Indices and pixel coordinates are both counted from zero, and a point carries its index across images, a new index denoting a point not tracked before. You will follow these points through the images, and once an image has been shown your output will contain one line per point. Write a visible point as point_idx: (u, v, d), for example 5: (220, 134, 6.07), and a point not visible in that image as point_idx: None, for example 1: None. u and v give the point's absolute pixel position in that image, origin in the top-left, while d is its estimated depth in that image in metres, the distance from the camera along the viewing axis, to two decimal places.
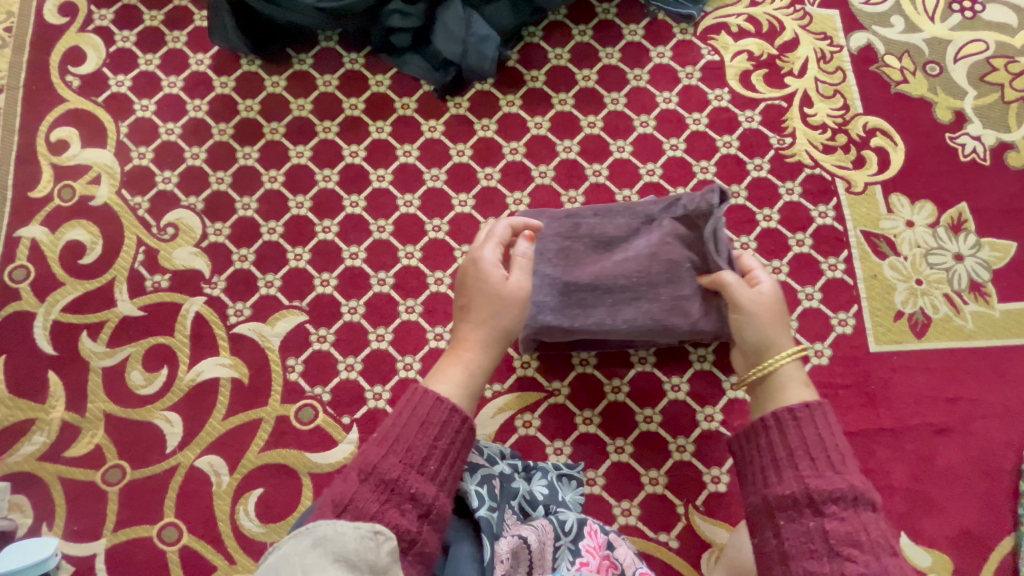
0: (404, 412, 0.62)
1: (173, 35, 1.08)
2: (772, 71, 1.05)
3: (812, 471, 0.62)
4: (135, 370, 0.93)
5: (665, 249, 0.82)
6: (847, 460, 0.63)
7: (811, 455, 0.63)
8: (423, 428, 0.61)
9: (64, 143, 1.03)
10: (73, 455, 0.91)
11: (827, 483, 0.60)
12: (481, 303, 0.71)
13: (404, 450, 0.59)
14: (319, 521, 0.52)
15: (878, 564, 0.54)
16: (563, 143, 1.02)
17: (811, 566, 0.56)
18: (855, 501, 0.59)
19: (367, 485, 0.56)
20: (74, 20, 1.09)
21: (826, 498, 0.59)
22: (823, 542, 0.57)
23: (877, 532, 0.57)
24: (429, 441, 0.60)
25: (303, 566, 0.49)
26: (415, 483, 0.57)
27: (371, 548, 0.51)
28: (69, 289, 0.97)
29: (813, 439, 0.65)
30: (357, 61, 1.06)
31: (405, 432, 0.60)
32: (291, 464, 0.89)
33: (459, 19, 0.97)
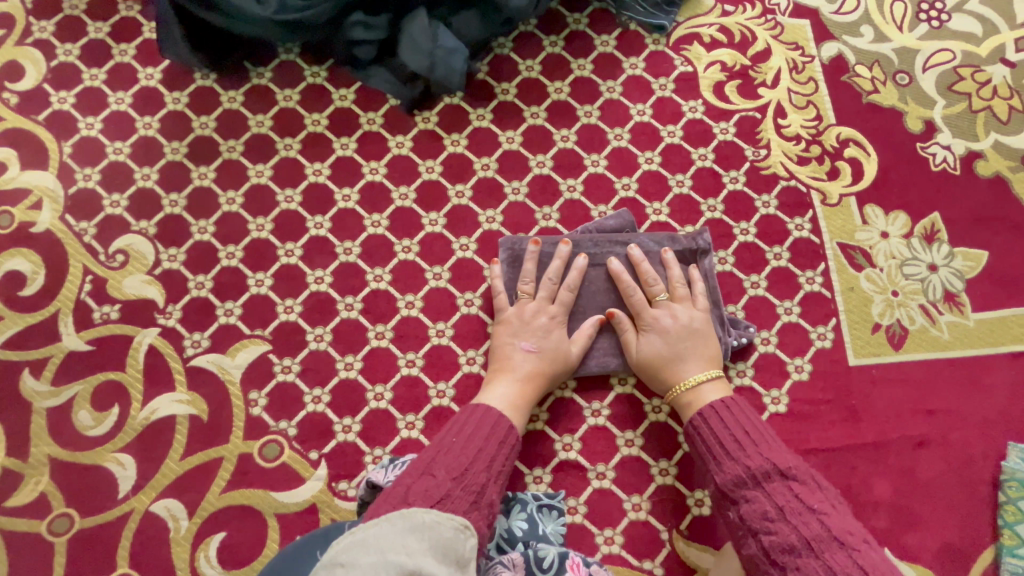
0: (487, 428, 0.73)
1: (120, 48, 1.01)
2: (746, 82, 1.04)
3: (718, 467, 0.74)
4: (83, 410, 0.87)
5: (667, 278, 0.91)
6: (754, 441, 0.73)
7: (717, 449, 0.75)
8: (501, 446, 0.72)
9: (2, 166, 0.96)
10: (15, 505, 0.84)
11: (730, 472, 0.72)
12: (547, 342, 0.85)
13: (486, 463, 0.70)
14: (419, 508, 0.59)
15: (787, 531, 0.64)
16: (536, 158, 0.99)
17: (748, 550, 0.68)
18: (762, 478, 0.70)
19: (458, 487, 0.65)
20: (11, 33, 1.01)
21: (735, 487, 0.71)
22: (743, 526, 0.68)
23: (782, 497, 0.67)
24: (503, 458, 0.72)
25: (405, 547, 0.53)
26: (493, 495, 0.68)
27: (463, 540, 0.58)
28: (8, 323, 0.90)
29: (714, 434, 0.76)
30: (319, 75, 1.01)
31: (486, 447, 0.71)
32: (255, 505, 0.84)
33: (423, 31, 0.93)
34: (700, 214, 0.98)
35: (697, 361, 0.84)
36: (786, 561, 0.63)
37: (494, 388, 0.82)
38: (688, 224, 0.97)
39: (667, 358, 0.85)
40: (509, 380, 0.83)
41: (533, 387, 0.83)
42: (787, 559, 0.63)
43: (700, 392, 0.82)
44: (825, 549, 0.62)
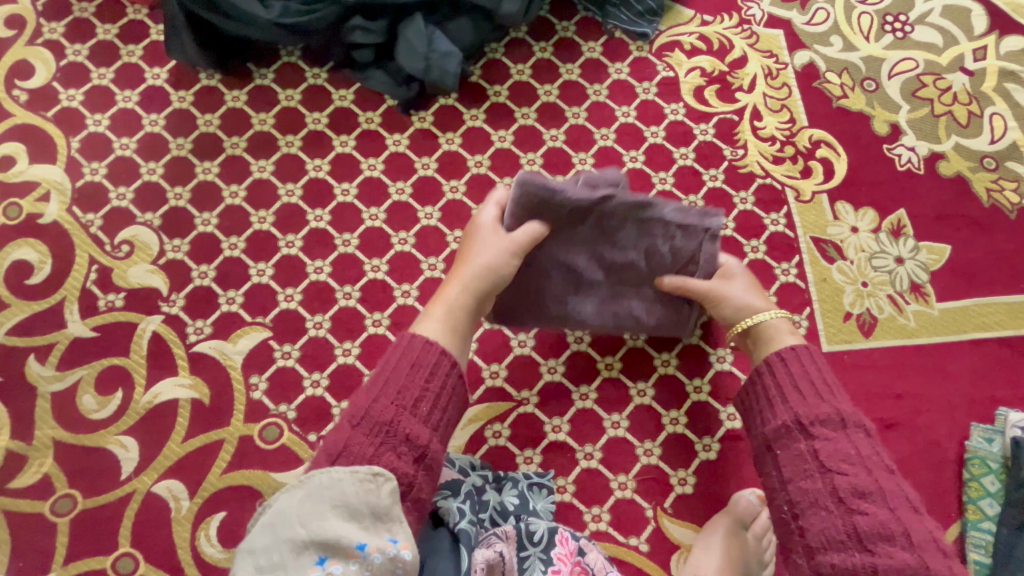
0: (398, 358, 0.69)
1: (128, 48, 1.05)
2: (724, 87, 1.11)
3: (802, 404, 0.71)
4: (87, 394, 0.89)
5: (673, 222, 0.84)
6: (832, 391, 0.72)
7: (802, 390, 0.73)
8: (414, 373, 0.68)
9: (10, 159, 0.99)
10: (19, 486, 0.86)
11: (816, 411, 0.70)
12: (481, 249, 0.82)
13: (395, 395, 0.66)
14: (314, 472, 0.57)
15: (865, 475, 0.64)
16: (527, 156, 1.04)
17: (808, 485, 0.66)
18: (846, 425, 0.68)
19: (361, 429, 0.63)
20: (22, 33, 1.05)
21: (816, 423, 0.69)
22: (815, 461, 0.67)
23: (866, 449, 0.66)
24: (419, 385, 0.68)
25: (301, 515, 0.54)
26: (408, 426, 0.64)
27: (370, 491, 0.57)
28: (14, 311, 0.92)
29: (802, 376, 0.74)
30: (320, 76, 1.06)
31: (396, 376, 0.67)
32: (255, 485, 0.87)
33: (419, 35, 0.99)
34: None
35: (762, 299, 0.86)
36: (857, 504, 0.62)
37: (434, 305, 0.80)
38: None
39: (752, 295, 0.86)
40: (445, 294, 0.81)
41: (457, 299, 0.80)
42: (859, 503, 0.62)
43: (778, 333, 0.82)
44: (897, 504, 0.62)
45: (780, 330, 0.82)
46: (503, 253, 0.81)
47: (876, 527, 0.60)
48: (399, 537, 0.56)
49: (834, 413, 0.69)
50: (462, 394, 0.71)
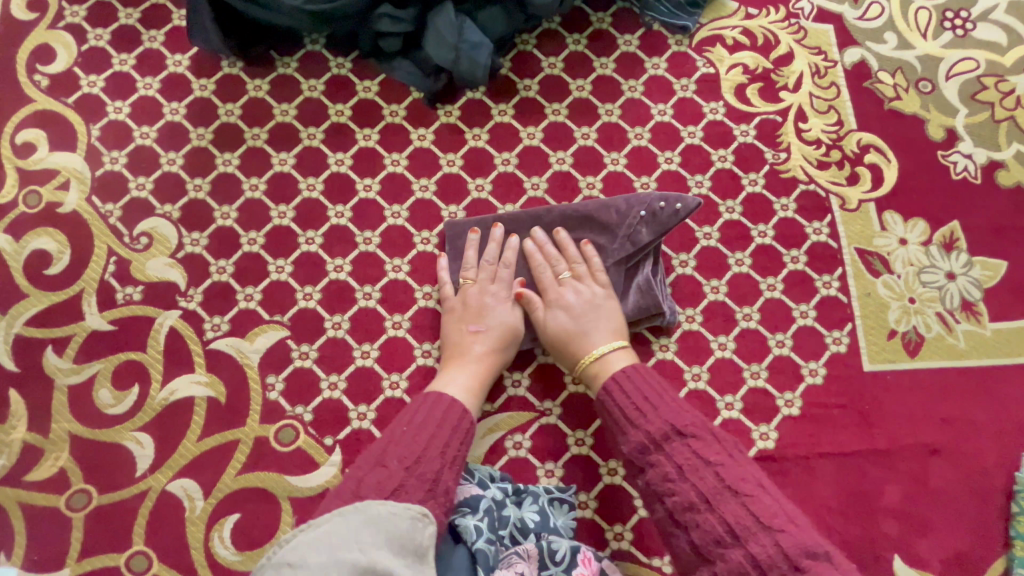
0: (437, 416, 0.73)
1: (150, 34, 1.03)
2: (767, 85, 1.04)
3: (622, 436, 0.74)
4: (104, 388, 0.88)
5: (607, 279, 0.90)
6: (645, 407, 0.73)
7: (618, 418, 0.75)
8: (455, 433, 0.72)
9: (31, 146, 0.98)
10: (35, 479, 0.85)
11: (633, 439, 0.72)
12: (484, 313, 0.87)
13: (440, 449, 0.70)
14: (373, 501, 0.62)
15: (687, 489, 0.66)
16: (557, 155, 1.00)
17: (654, 513, 0.69)
18: (662, 441, 0.70)
19: (414, 476, 0.66)
20: (44, 17, 1.03)
21: (640, 454, 0.71)
22: (650, 492, 0.69)
23: (683, 456, 0.68)
24: (457, 445, 0.72)
25: (361, 541, 0.58)
26: (449, 480, 0.68)
27: (418, 529, 0.61)
28: (34, 301, 0.91)
29: (623, 401, 0.75)
30: (344, 66, 1.02)
31: (440, 434, 0.71)
32: (269, 488, 0.85)
33: (449, 25, 0.94)
34: (719, 215, 0.98)
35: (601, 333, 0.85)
36: (687, 518, 0.65)
37: (449, 373, 0.83)
38: (707, 224, 0.98)
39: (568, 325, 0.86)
40: (461, 367, 0.84)
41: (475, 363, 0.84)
42: (688, 517, 0.65)
43: (607, 361, 0.83)
44: (720, 502, 0.64)
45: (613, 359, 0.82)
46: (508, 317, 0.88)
47: (706, 534, 0.63)
48: None
49: (639, 440, 0.72)
50: None
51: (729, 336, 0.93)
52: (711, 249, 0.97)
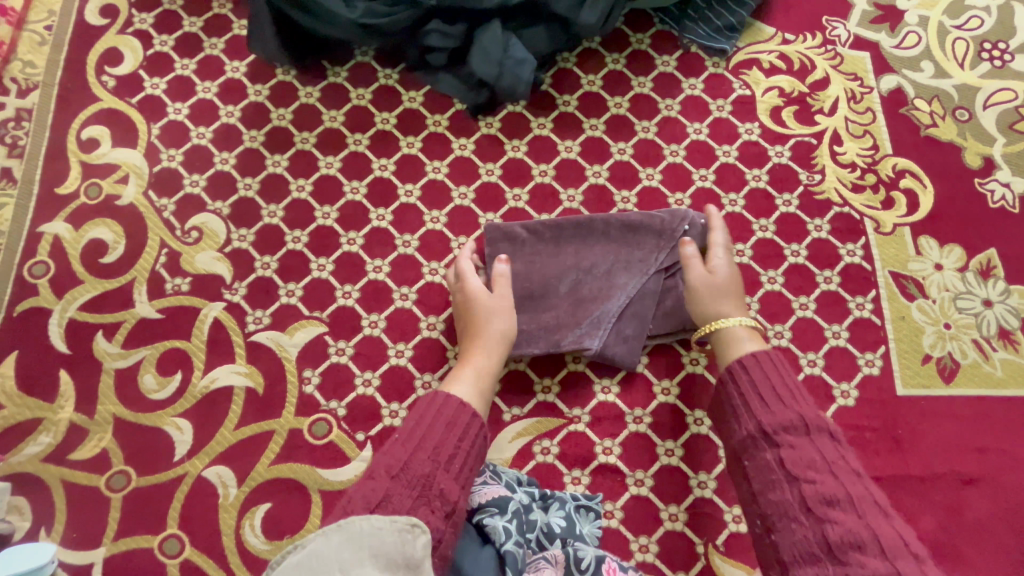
0: (431, 412, 0.69)
1: (211, 41, 1.09)
2: (803, 108, 1.06)
3: (763, 411, 0.70)
4: (148, 374, 0.92)
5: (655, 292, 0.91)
6: (797, 396, 0.71)
7: (762, 395, 0.72)
8: (449, 429, 0.67)
9: (95, 142, 1.03)
10: (78, 458, 0.88)
11: (778, 417, 0.68)
12: (496, 311, 0.86)
13: (432, 450, 0.65)
14: (354, 517, 0.55)
15: (833, 482, 0.61)
16: (593, 168, 1.03)
17: (776, 496, 0.63)
18: (811, 430, 0.66)
19: (400, 482, 0.61)
20: (115, 23, 1.10)
21: (779, 430, 0.67)
22: (781, 470, 0.64)
23: (832, 455, 0.64)
24: (453, 442, 0.67)
25: (339, 561, 0.50)
26: (443, 482, 0.63)
27: (407, 541, 0.54)
28: (87, 287, 0.96)
29: (769, 378, 0.73)
30: (391, 77, 1.06)
31: (431, 433, 0.66)
32: (301, 479, 0.87)
33: (495, 41, 0.98)
34: (752, 233, 1.00)
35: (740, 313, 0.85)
36: (824, 512, 0.59)
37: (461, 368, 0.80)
38: (740, 242, 0.99)
39: (722, 289, 0.86)
40: (473, 361, 0.81)
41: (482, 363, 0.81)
42: (825, 511, 0.59)
43: (741, 332, 0.82)
44: (869, 511, 0.58)
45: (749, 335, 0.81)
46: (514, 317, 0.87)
47: (846, 535, 0.56)
48: None
49: (786, 421, 0.68)
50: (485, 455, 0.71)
51: None
52: (744, 266, 0.98)
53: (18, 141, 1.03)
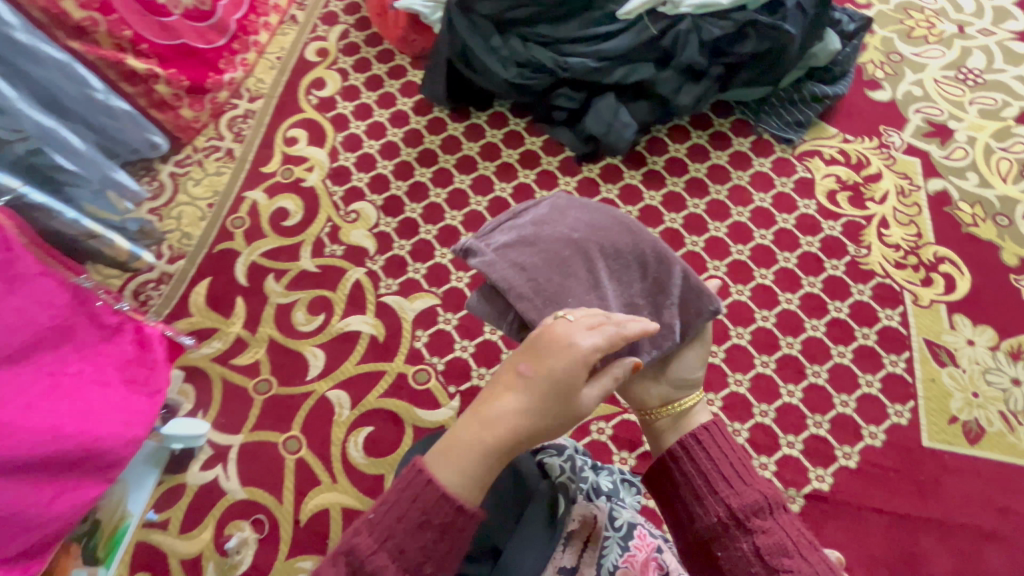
0: (408, 500, 0.52)
1: (391, 82, 1.45)
2: (856, 194, 1.26)
3: (730, 490, 0.62)
4: (300, 311, 1.18)
5: (649, 308, 0.72)
6: (750, 467, 0.65)
7: (722, 471, 0.64)
8: (422, 530, 0.51)
9: (295, 140, 1.38)
10: (237, 363, 1.13)
11: (745, 498, 0.61)
12: (517, 392, 0.57)
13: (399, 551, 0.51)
14: None
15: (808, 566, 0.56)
16: (670, 216, 1.26)
17: None
18: (774, 506, 0.61)
19: None
20: (325, 61, 1.49)
21: (751, 516, 0.60)
22: (760, 563, 0.58)
23: (793, 529, 0.60)
24: (429, 544, 0.51)
25: None
26: None
27: None
28: (269, 240, 1.26)
29: (721, 451, 0.65)
30: (520, 125, 1.37)
31: (401, 532, 0.51)
32: (399, 413, 1.08)
33: (608, 107, 1.25)
34: (801, 286, 1.17)
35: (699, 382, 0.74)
36: None
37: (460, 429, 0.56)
38: (789, 292, 1.17)
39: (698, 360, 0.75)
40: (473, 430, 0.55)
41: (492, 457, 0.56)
42: None
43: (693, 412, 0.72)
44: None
45: (699, 412, 0.72)
46: (569, 380, 0.56)
47: None
48: None
49: (752, 498, 0.61)
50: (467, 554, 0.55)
51: (797, 385, 1.08)
52: (791, 312, 1.15)
53: (242, 131, 1.39)
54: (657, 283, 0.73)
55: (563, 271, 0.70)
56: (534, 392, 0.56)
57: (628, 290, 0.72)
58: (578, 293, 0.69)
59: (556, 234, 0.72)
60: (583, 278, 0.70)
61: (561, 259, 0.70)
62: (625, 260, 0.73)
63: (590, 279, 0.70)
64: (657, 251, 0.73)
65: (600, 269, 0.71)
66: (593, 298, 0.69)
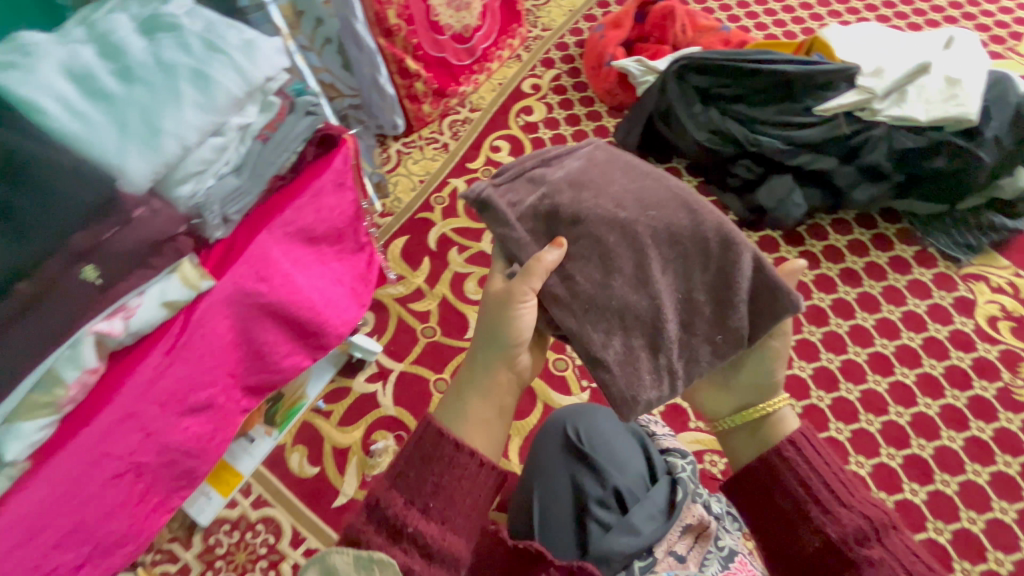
0: (417, 442, 0.61)
1: (587, 124, 1.70)
2: (1020, 327, 1.26)
3: (828, 516, 0.63)
4: (472, 282, 1.40)
5: (711, 304, 0.68)
6: (851, 489, 0.65)
7: (818, 493, 0.65)
8: (431, 462, 0.60)
9: (499, 148, 1.65)
10: (413, 308, 1.36)
11: (847, 525, 0.62)
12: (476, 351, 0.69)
13: (408, 488, 0.59)
14: (330, 551, 0.54)
15: None
16: (818, 295, 1.32)
17: None
18: (882, 532, 0.61)
19: (377, 526, 0.57)
20: (537, 94, 1.78)
21: (854, 545, 0.61)
22: None
23: (904, 556, 0.60)
24: (439, 476, 0.59)
25: None
26: (415, 521, 0.56)
27: None
28: (460, 220, 1.51)
29: (816, 473, 0.66)
30: (692, 182, 1.53)
31: (410, 467, 0.60)
32: (535, 389, 1.24)
33: (784, 186, 1.37)
34: (943, 395, 1.18)
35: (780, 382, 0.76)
36: None
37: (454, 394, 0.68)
38: (929, 396, 1.18)
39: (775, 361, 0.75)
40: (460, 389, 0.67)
41: (481, 409, 0.66)
42: None
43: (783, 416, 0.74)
44: None
45: (789, 416, 0.74)
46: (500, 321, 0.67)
47: None
48: None
49: (853, 523, 0.62)
50: (480, 496, 0.60)
51: (923, 487, 1.08)
52: (928, 416, 1.16)
53: (459, 131, 1.69)
54: (719, 274, 0.67)
55: (607, 265, 0.66)
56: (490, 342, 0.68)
57: (687, 282, 0.68)
58: (623, 289, 0.66)
59: (599, 211, 0.67)
60: (629, 275, 0.66)
61: (605, 248, 0.66)
62: (680, 243, 0.67)
63: (636, 275, 0.66)
64: (721, 236, 0.67)
65: (650, 260, 0.66)
66: (643, 301, 0.66)
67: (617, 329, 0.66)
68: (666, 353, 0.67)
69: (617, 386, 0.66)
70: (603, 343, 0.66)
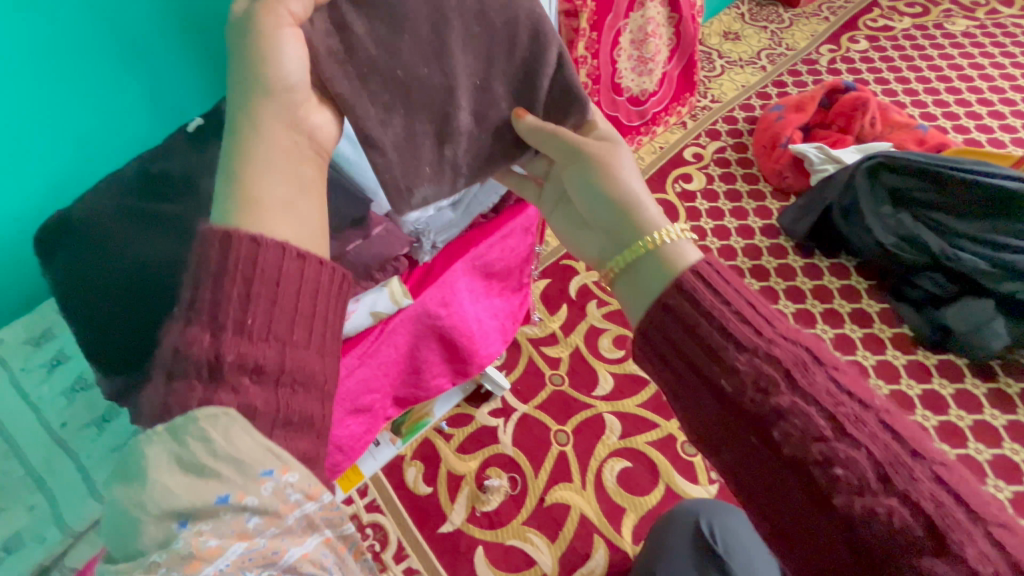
0: (204, 262, 0.42)
1: (748, 201, 1.64)
2: None
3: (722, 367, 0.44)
4: (607, 339, 1.38)
5: (506, 98, 0.65)
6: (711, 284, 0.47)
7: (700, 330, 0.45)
8: (233, 267, 0.43)
9: None
10: (544, 352, 1.36)
11: (747, 368, 0.43)
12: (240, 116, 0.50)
13: (212, 314, 0.41)
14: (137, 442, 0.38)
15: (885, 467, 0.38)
16: (1012, 444, 1.17)
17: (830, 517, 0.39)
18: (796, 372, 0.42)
19: (189, 370, 0.41)
20: (698, 162, 1.75)
21: (767, 400, 0.41)
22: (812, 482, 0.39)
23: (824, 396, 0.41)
24: (242, 277, 0.43)
25: (133, 498, 0.36)
26: (236, 346, 0.41)
27: (213, 443, 0.38)
28: None
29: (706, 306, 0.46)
30: (862, 284, 1.41)
31: (208, 289, 0.42)
32: (659, 466, 1.19)
33: (983, 310, 1.22)
34: None
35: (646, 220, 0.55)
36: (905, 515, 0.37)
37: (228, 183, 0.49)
38: None
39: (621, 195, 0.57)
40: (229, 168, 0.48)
41: (273, 188, 0.48)
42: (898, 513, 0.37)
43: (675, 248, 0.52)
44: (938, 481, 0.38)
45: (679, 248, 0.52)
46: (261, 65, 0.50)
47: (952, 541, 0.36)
48: (275, 466, 0.39)
49: (755, 366, 0.43)
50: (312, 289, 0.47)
51: None
52: None
53: None
54: (525, 66, 0.64)
55: (400, 24, 0.57)
56: (261, 100, 0.50)
57: (486, 69, 0.63)
58: (415, 58, 0.59)
59: None
60: (423, 40, 0.58)
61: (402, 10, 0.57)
62: (490, 24, 0.61)
63: (433, 45, 0.59)
64: (529, 23, 0.62)
65: (449, 29, 0.59)
66: (434, 74, 0.60)
67: (399, 105, 0.59)
68: (453, 144, 0.64)
69: (392, 175, 0.61)
70: (381, 121, 0.58)
